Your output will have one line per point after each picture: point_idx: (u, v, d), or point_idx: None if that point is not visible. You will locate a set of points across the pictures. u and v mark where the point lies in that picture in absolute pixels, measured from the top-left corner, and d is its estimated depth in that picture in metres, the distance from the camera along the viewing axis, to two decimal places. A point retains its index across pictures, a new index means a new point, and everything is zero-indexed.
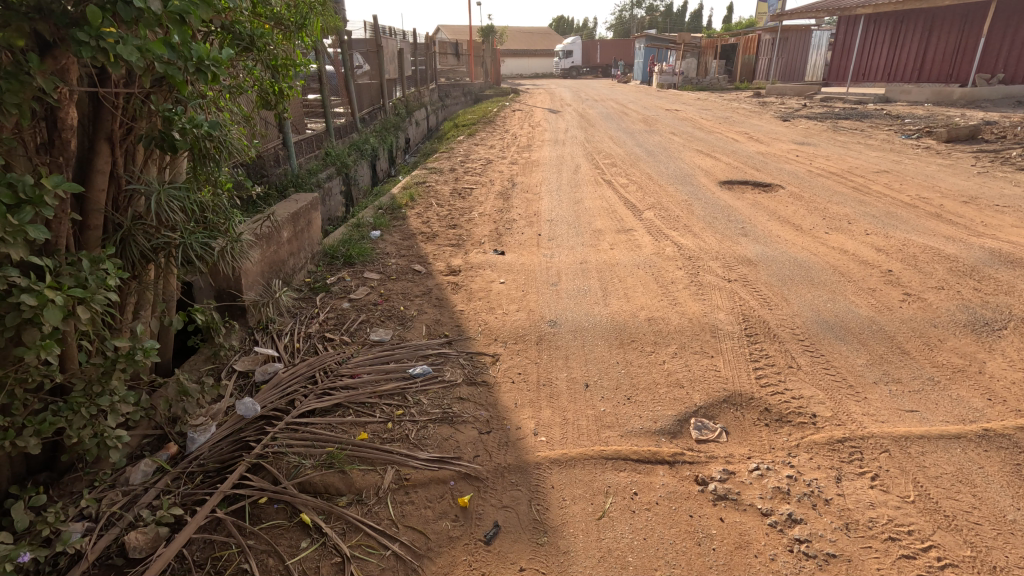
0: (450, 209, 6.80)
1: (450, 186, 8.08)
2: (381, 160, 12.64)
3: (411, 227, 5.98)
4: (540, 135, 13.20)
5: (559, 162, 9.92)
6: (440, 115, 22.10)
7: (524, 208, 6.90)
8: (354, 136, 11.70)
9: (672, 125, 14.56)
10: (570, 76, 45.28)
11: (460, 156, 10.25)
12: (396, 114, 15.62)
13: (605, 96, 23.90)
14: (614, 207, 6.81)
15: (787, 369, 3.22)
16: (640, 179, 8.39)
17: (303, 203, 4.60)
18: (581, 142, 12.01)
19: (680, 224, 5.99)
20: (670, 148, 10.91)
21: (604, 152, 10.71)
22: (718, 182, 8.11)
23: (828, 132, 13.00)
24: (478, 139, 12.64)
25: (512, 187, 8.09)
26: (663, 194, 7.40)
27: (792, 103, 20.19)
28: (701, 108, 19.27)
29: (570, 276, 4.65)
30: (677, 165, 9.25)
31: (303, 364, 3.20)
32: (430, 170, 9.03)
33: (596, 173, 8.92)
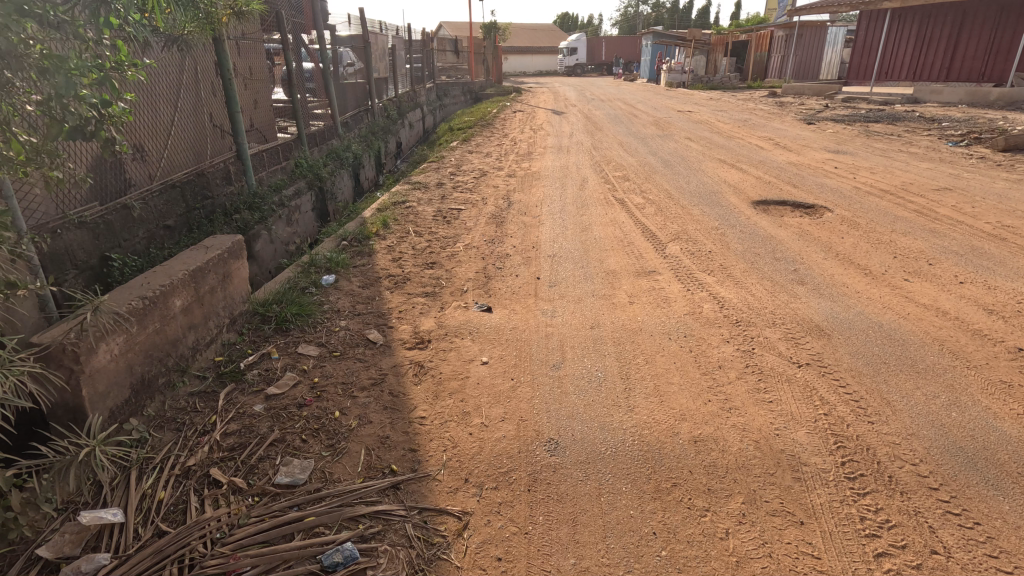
0: (431, 239, 5.60)
1: (435, 206, 6.88)
2: (367, 168, 11.47)
3: (376, 267, 4.78)
4: (542, 140, 11.99)
5: (562, 175, 8.71)
6: (437, 115, 20.90)
7: (520, 238, 5.69)
8: (335, 143, 10.52)
9: (687, 128, 13.31)
10: (575, 73, 43.98)
11: (449, 167, 9.03)
12: (386, 117, 14.45)
13: (612, 95, 22.69)
14: (629, 238, 5.60)
15: (930, 560, 1.99)
16: (658, 196, 7.18)
17: (213, 254, 3.37)
18: (587, 149, 10.78)
19: (715, 264, 4.79)
20: (688, 158, 9.68)
21: (612, 161, 9.49)
22: (750, 203, 6.89)
23: (862, 139, 11.72)
24: (473, 145, 11.44)
25: (507, 208, 6.89)
26: (688, 218, 6.18)
27: (813, 104, 18.89)
28: (716, 109, 18.01)
29: (577, 351, 3.43)
30: (699, 179, 8.03)
31: (143, 553, 2.01)
32: (415, 184, 7.84)
33: (606, 189, 7.72)
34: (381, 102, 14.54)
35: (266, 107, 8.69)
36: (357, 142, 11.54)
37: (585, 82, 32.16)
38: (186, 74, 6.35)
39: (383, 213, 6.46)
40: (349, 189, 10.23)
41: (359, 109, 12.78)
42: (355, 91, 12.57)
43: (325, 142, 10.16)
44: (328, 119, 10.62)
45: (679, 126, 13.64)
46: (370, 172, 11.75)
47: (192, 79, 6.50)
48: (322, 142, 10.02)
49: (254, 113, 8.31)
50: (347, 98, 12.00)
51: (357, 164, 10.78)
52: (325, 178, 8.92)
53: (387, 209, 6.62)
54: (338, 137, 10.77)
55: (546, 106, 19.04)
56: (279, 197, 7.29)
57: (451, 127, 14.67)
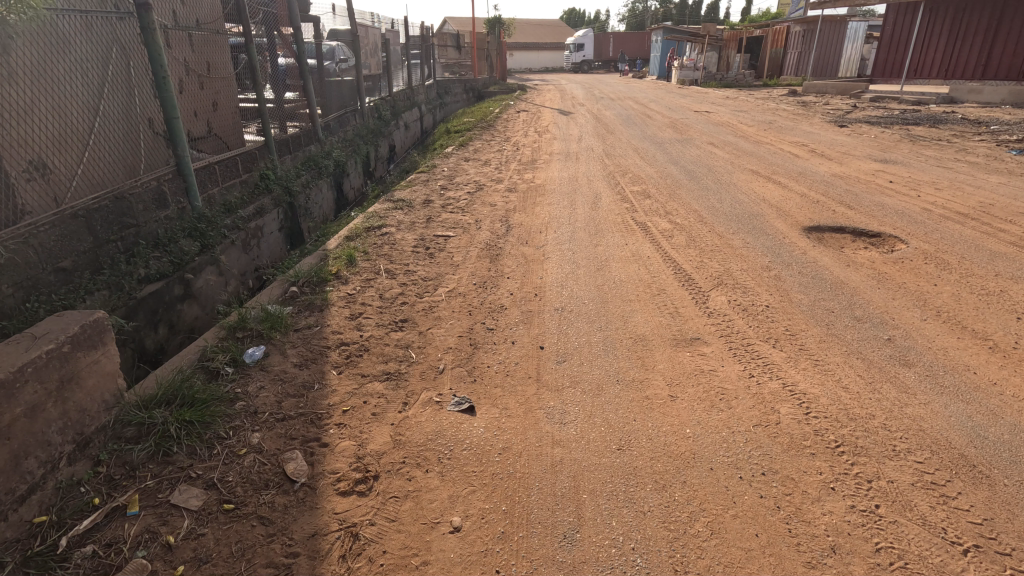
0: (405, 283, 4.41)
1: (417, 232, 5.67)
2: (351, 177, 10.30)
3: (325, 331, 3.59)
4: (548, 145, 10.79)
5: (571, 189, 7.51)
6: (436, 114, 19.72)
7: (519, 281, 4.50)
8: (314, 150, 9.32)
9: (707, 132, 12.08)
10: (582, 70, 42.64)
11: (440, 179, 7.84)
12: (377, 117, 13.26)
13: (622, 94, 21.45)
14: (657, 282, 4.39)
15: None
16: (687, 219, 5.97)
17: (36, 353, 2.16)
18: (598, 156, 9.58)
19: (778, 328, 3.59)
20: (715, 168, 8.46)
21: (627, 172, 8.28)
22: (801, 228, 5.67)
23: (908, 145, 10.45)
24: (471, 150, 10.24)
25: (505, 235, 5.70)
26: (728, 253, 4.96)
27: (839, 104, 17.57)
28: (735, 109, 16.76)
29: (600, 505, 2.22)
30: (732, 196, 6.82)
31: None
32: (397, 202, 6.66)
33: (623, 208, 6.52)
34: (372, 102, 13.35)
35: (228, 109, 7.50)
36: (341, 148, 10.36)
37: (593, 80, 30.85)
38: (110, 72, 5.18)
39: (353, 242, 5.27)
40: (328, 202, 9.05)
41: (345, 109, 11.57)
42: (341, 89, 11.38)
43: (302, 148, 8.97)
44: (305, 121, 9.43)
45: (699, 129, 12.37)
46: (356, 181, 10.58)
47: (122, 77, 5.33)
48: (297, 148, 8.83)
49: (211, 115, 7.14)
50: (330, 97, 10.81)
51: (338, 173, 9.59)
52: (297, 192, 7.74)
53: (358, 236, 5.43)
54: (317, 142, 9.57)
55: (552, 106, 17.80)
56: (233, 220, 6.13)
57: (449, 128, 13.48)
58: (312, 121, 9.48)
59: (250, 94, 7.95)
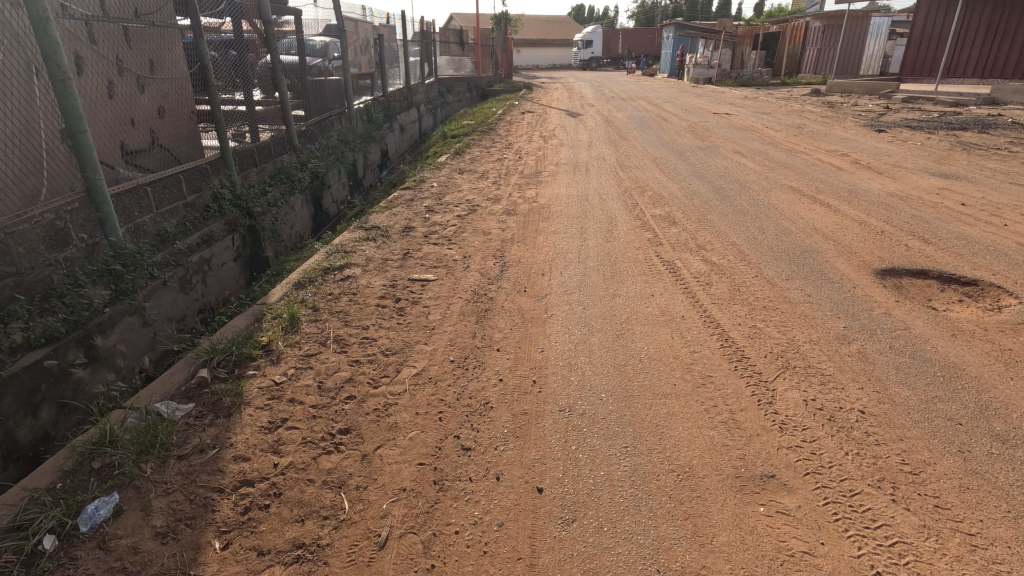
0: (358, 360, 3.27)
1: (389, 274, 4.53)
2: (333, 190, 9.19)
3: (224, 458, 2.47)
4: (554, 153, 9.65)
5: (581, 210, 6.37)
6: (436, 115, 18.55)
7: (513, 357, 3.35)
8: (288, 159, 8.20)
9: (732, 137, 10.88)
10: (591, 67, 41.35)
11: (427, 198, 6.70)
12: (368, 120, 12.12)
13: (635, 94, 20.24)
14: (700, 363, 3.24)
15: None
16: (725, 257, 4.81)
17: None
18: (611, 168, 8.44)
19: (889, 458, 2.43)
20: (748, 184, 7.29)
21: (645, 189, 7.12)
22: (872, 271, 4.49)
23: (964, 154, 9.20)
24: (468, 159, 9.10)
25: (498, 278, 4.55)
26: (788, 312, 3.80)
27: (869, 106, 16.27)
28: (756, 111, 15.52)
29: None
30: (775, 223, 5.65)
31: None
32: (372, 229, 5.52)
33: (644, 238, 5.37)
34: (362, 103, 12.20)
35: (178, 115, 6.40)
36: (323, 157, 9.24)
37: (603, 78, 29.64)
38: None
39: (303, 291, 4.13)
40: (303, 220, 7.93)
41: (330, 111, 10.43)
42: (325, 90, 10.24)
43: (273, 159, 7.85)
44: (278, 127, 8.31)
45: (721, 135, 11.17)
46: (338, 193, 9.47)
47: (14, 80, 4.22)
48: (267, 159, 7.70)
49: (155, 123, 6.04)
50: (311, 98, 9.69)
51: (316, 186, 8.48)
52: (261, 212, 6.63)
53: (312, 281, 4.29)
54: (293, 151, 8.45)
55: (559, 106, 16.60)
56: (168, 254, 5.03)
57: (446, 132, 12.35)
58: (287, 126, 8.37)
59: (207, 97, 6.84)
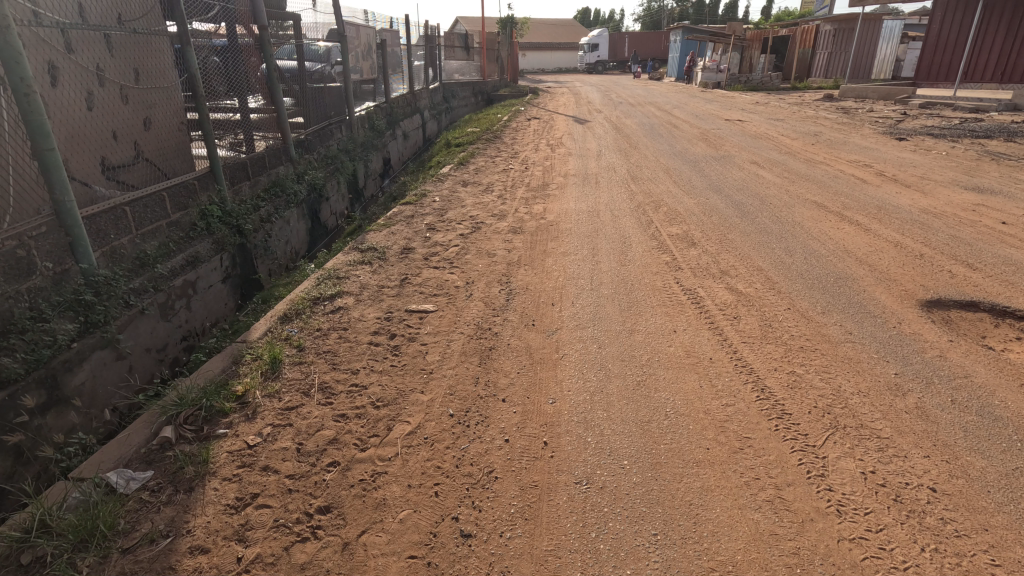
0: (345, 415, 2.89)
1: (385, 304, 4.14)
2: (331, 202, 8.82)
3: (179, 551, 2.09)
4: (562, 163, 9.28)
5: (593, 228, 5.98)
6: (440, 120, 18.20)
7: (520, 410, 2.96)
8: (284, 171, 7.83)
9: (746, 146, 10.48)
10: (597, 71, 41.01)
11: (429, 214, 6.31)
12: (370, 128, 11.75)
13: (643, 99, 19.86)
14: (735, 420, 2.83)
15: None
16: (751, 284, 4.41)
17: None
18: (622, 180, 8.05)
19: (974, 558, 2.02)
20: (769, 199, 6.89)
21: (659, 204, 6.73)
22: (916, 303, 4.07)
23: (993, 164, 8.76)
24: (473, 170, 8.73)
25: (504, 309, 4.16)
26: (830, 355, 3.39)
27: (885, 111, 15.82)
28: (769, 117, 15.10)
29: None
30: (802, 245, 5.24)
31: None
32: (368, 251, 5.14)
33: (661, 261, 4.97)
34: (364, 110, 11.85)
35: (165, 127, 6.04)
36: (321, 168, 8.88)
37: (610, 83, 29.31)
38: None
39: (288, 326, 3.75)
40: (299, 234, 7.57)
41: (330, 120, 10.08)
42: (325, 97, 9.89)
43: (268, 171, 7.50)
44: (274, 137, 7.96)
45: (735, 143, 10.75)
46: (337, 206, 9.11)
47: None
48: (262, 171, 7.35)
49: (139, 136, 5.68)
50: (309, 105, 9.35)
51: (314, 198, 8.11)
52: (252, 229, 6.27)
53: (299, 313, 3.91)
54: (289, 162, 8.10)
55: (565, 112, 16.23)
56: (147, 279, 4.66)
57: (450, 140, 11.99)
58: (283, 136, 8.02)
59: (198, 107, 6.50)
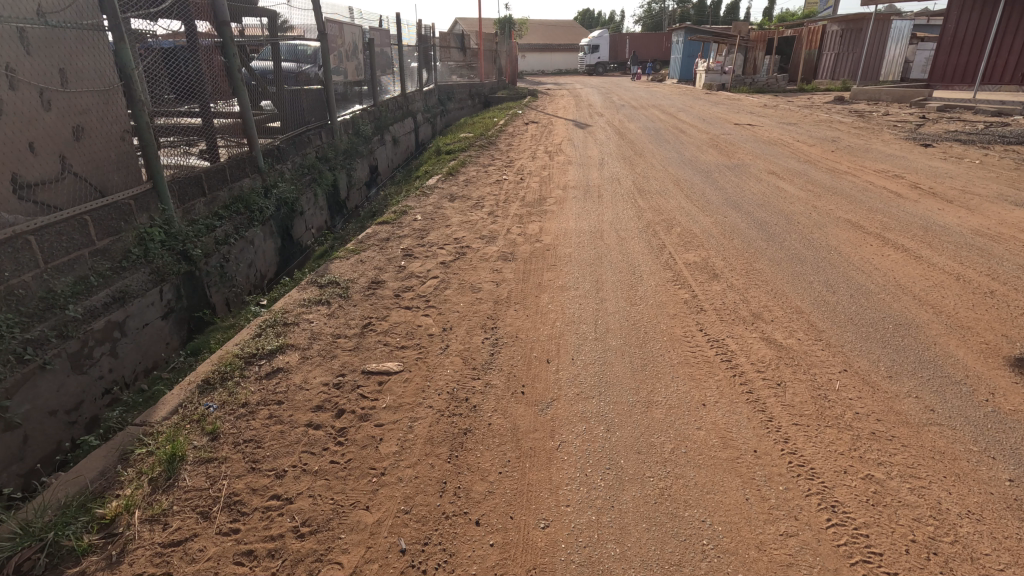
0: (254, 553, 2.08)
1: (338, 362, 3.32)
2: (306, 216, 8.01)
3: None
4: (561, 174, 8.48)
5: (597, 254, 5.16)
6: (433, 124, 17.38)
7: (500, 543, 2.15)
8: (250, 184, 7.01)
9: (762, 154, 9.67)
10: (598, 72, 40.33)
11: (406, 237, 5.49)
12: (355, 133, 10.94)
13: (646, 102, 19.08)
14: (801, 565, 2.01)
15: None
16: (791, 333, 3.59)
17: None
18: (628, 193, 7.25)
19: None
20: (795, 217, 6.08)
21: (671, 223, 5.91)
22: (1004, 362, 3.25)
23: None
24: (463, 182, 7.91)
25: (487, 367, 3.32)
26: (912, 448, 2.55)
27: (902, 115, 15.01)
28: (781, 121, 14.28)
29: None
30: (845, 279, 4.42)
31: None
32: (329, 286, 4.31)
33: (679, 300, 4.14)
34: (348, 114, 11.04)
35: (102, 136, 5.17)
36: (296, 179, 8.07)
37: (611, 85, 28.61)
38: None
39: (207, 398, 2.92)
40: (266, 255, 6.76)
41: (308, 125, 9.26)
42: (302, 101, 9.07)
43: (231, 185, 6.67)
44: (240, 145, 7.13)
45: (749, 151, 9.95)
46: (315, 220, 8.31)
47: None
48: (223, 185, 6.53)
49: (66, 148, 4.83)
50: (283, 110, 8.54)
51: (285, 214, 7.30)
52: (203, 254, 5.44)
53: (225, 379, 3.08)
54: (257, 174, 7.28)
55: (565, 116, 15.41)
56: (52, 326, 3.83)
57: (442, 145, 11.17)
58: (250, 145, 7.20)
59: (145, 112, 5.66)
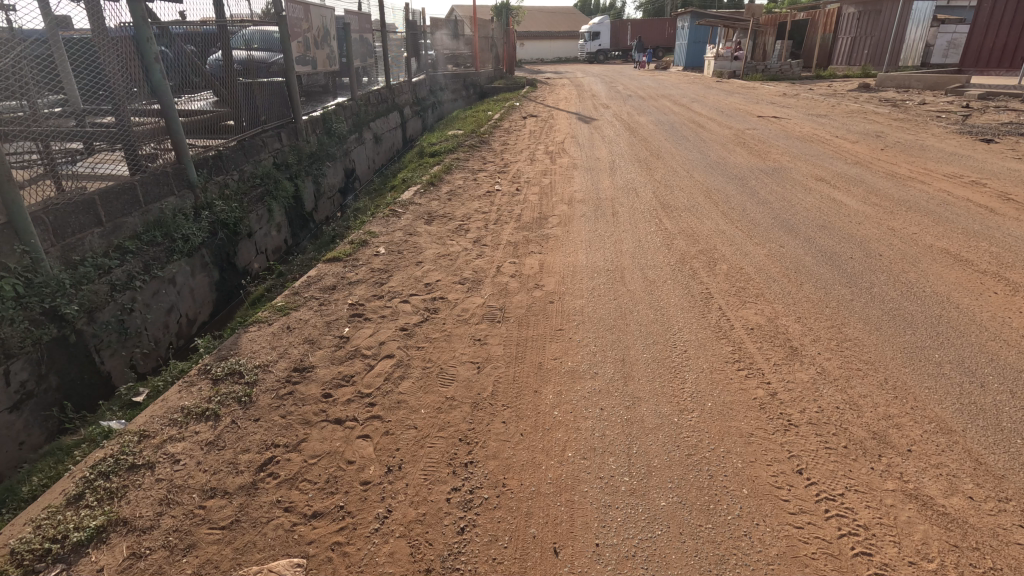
0: None
1: (193, 564, 1.95)
2: (255, 238, 6.61)
3: None
4: (564, 182, 7.08)
5: (618, 309, 3.75)
6: (423, 118, 15.91)
7: None
8: (177, 203, 5.61)
9: (800, 154, 8.25)
10: (599, 60, 38.65)
11: (361, 283, 4.08)
12: (326, 133, 9.47)
13: (655, 92, 17.60)
14: None
15: None
16: (953, 484, 2.21)
17: None
18: (650, 209, 5.85)
19: None
20: (872, 245, 4.69)
21: (713, 258, 4.50)
22: None
23: None
24: (447, 195, 6.49)
25: (450, 572, 1.94)
26: None
27: (942, 104, 13.53)
28: (808, 113, 12.78)
29: None
30: (988, 358, 3.03)
31: None
32: (227, 381, 2.91)
33: (750, 404, 2.75)
34: (318, 111, 9.58)
35: None
36: (242, 194, 6.65)
37: (614, 74, 27.01)
38: None
39: None
40: (194, 295, 5.37)
41: (264, 126, 7.80)
42: (255, 98, 7.61)
43: (147, 207, 5.25)
44: (165, 155, 5.67)
45: (783, 150, 8.54)
46: (267, 242, 6.90)
47: None
48: (135, 208, 5.11)
49: None
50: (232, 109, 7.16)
51: (225, 238, 5.90)
52: (86, 311, 4.05)
53: None
54: (191, 190, 5.86)
55: (566, 108, 13.87)
56: None
57: (427, 145, 9.73)
58: (178, 154, 5.74)
59: (21, 114, 4.20)
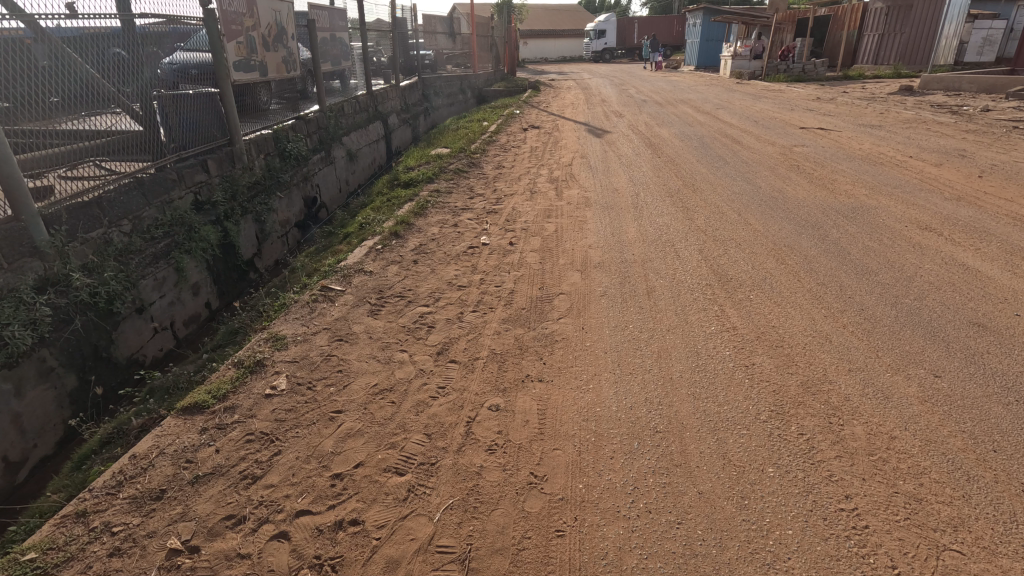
0: None
1: None
2: (152, 312, 4.79)
3: None
4: (575, 229, 5.26)
5: (689, 566, 1.93)
6: (413, 127, 14.08)
7: None
8: (7, 281, 3.80)
9: (878, 184, 6.42)
10: (604, 60, 36.53)
11: (216, 480, 2.26)
12: (279, 155, 7.65)
13: (673, 96, 15.74)
14: None
15: None
16: None
17: None
18: (702, 283, 4.02)
19: None
20: None
21: (832, 408, 2.65)
22: None
23: None
24: (414, 256, 4.67)
25: None
26: None
27: (1009, 111, 11.66)
28: (858, 122, 10.95)
29: None
30: None
31: None
32: None
33: None
34: (270, 128, 7.76)
35: None
36: (135, 251, 4.82)
37: (624, 74, 25.06)
38: None
39: None
40: (23, 423, 3.58)
41: (186, 151, 5.96)
42: (176, 116, 5.79)
43: None
44: None
45: (853, 178, 6.70)
46: (173, 313, 5.09)
47: None
48: None
49: None
50: (139, 130, 5.30)
51: (91, 325, 4.09)
52: None
53: None
54: (37, 257, 4.02)
55: (574, 118, 12.02)
56: None
57: (404, 169, 7.93)
58: (5, 184, 3.82)
59: None
